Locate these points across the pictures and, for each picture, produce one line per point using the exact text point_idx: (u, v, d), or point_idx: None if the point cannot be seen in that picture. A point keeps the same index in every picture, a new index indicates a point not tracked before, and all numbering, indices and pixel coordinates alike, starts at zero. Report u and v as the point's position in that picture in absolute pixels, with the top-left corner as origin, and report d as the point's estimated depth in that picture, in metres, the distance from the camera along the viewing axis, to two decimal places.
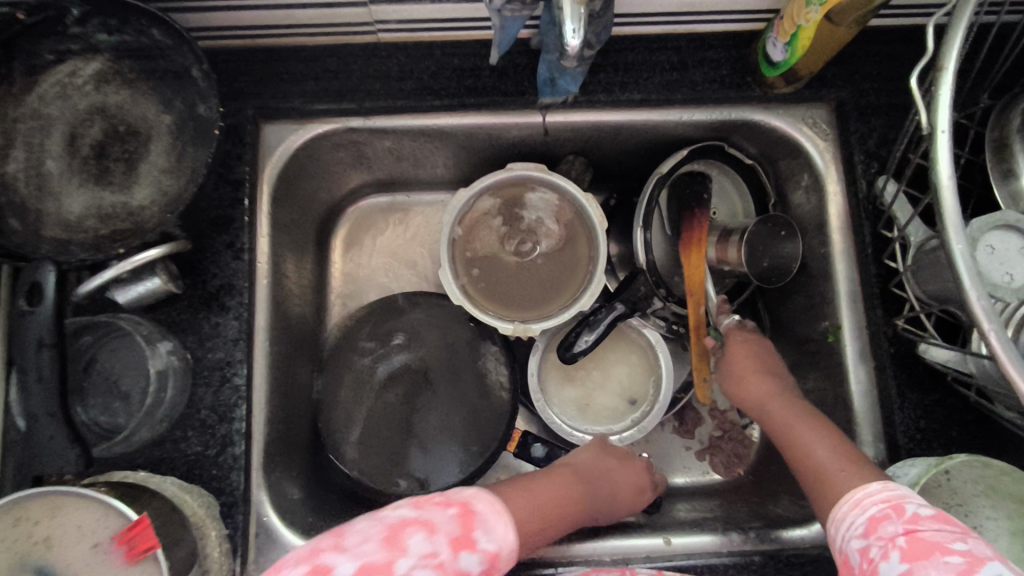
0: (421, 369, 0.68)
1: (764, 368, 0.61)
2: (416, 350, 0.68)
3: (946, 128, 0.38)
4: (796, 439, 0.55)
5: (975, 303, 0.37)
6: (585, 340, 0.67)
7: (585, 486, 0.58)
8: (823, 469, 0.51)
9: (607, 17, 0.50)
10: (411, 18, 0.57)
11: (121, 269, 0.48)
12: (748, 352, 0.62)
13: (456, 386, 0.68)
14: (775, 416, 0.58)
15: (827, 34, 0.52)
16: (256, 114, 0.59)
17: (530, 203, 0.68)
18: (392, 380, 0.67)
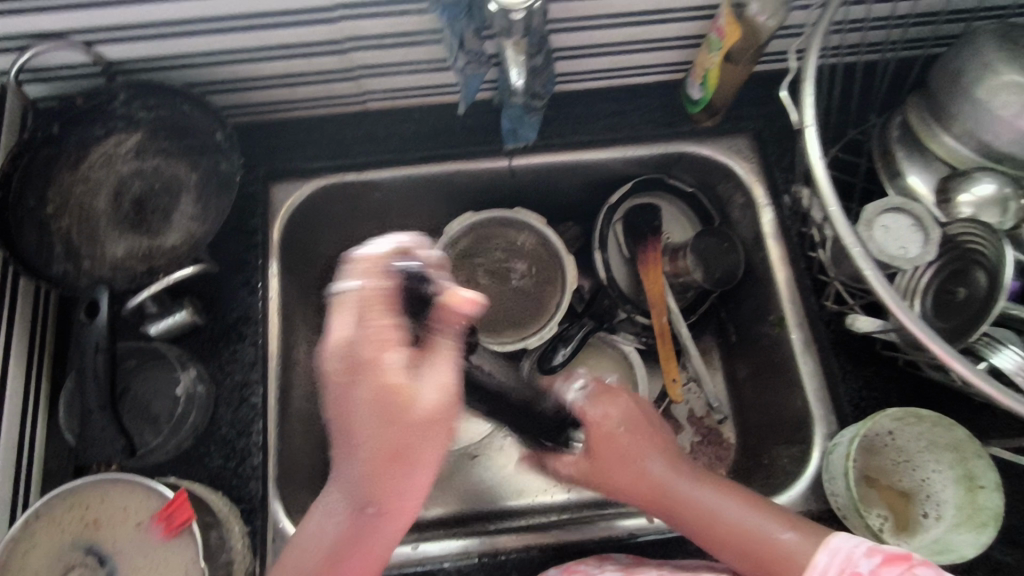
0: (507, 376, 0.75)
1: (620, 439, 0.62)
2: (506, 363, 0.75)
3: (813, 122, 0.48)
4: (695, 504, 0.56)
5: (852, 247, 0.47)
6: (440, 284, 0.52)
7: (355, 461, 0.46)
8: (742, 531, 0.54)
9: (548, 72, 0.63)
10: (392, 88, 0.69)
11: (162, 285, 0.56)
12: (603, 411, 0.63)
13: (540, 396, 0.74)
14: (633, 470, 0.60)
15: (731, 73, 0.64)
16: (266, 175, 0.70)
17: (512, 259, 0.78)
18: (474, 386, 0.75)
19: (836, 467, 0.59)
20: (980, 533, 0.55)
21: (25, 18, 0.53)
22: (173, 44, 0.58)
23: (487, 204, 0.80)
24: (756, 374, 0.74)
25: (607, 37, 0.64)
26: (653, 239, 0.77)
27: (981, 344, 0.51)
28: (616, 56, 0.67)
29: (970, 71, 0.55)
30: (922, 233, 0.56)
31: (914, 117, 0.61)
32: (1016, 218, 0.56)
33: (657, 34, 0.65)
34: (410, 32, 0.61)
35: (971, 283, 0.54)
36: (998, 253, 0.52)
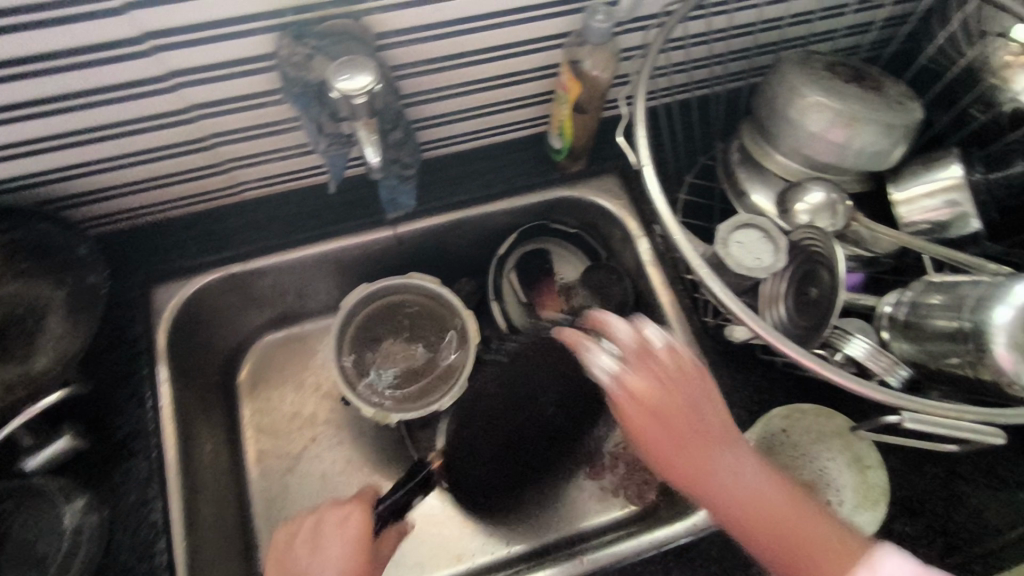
0: (546, 380, 0.71)
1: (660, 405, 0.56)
2: (537, 361, 0.72)
3: (648, 161, 0.53)
4: (723, 484, 0.53)
5: (699, 269, 0.51)
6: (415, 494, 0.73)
7: None
8: (793, 524, 0.51)
9: (413, 142, 0.68)
10: (265, 175, 0.70)
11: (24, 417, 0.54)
12: (648, 372, 0.58)
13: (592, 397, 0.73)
14: (683, 441, 0.55)
15: (583, 123, 0.69)
16: (144, 279, 0.68)
17: (413, 324, 0.80)
18: (509, 400, 0.72)
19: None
20: (874, 510, 0.59)
21: None
22: (21, 162, 0.57)
23: (381, 274, 0.81)
24: None
25: (463, 103, 0.68)
26: (547, 282, 0.80)
27: (835, 336, 0.56)
28: (477, 119, 0.71)
29: (781, 96, 0.62)
30: (772, 243, 0.61)
31: (749, 141, 0.67)
32: (845, 218, 0.62)
33: (510, 95, 0.69)
34: (270, 122, 0.62)
35: (819, 282, 0.59)
36: (832, 251, 0.58)
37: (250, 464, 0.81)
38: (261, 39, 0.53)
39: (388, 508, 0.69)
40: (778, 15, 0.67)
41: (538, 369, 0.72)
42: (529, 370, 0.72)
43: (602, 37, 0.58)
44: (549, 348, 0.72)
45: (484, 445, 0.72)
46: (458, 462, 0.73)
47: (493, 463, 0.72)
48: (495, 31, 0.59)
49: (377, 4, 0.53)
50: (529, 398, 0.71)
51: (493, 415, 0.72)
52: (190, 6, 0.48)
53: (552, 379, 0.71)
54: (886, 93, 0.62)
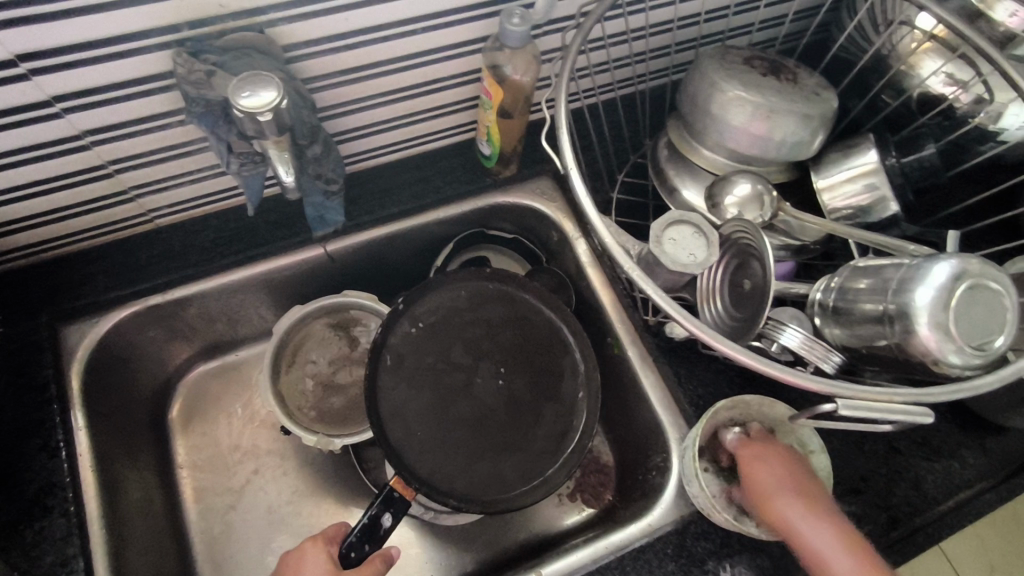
0: (446, 342, 0.68)
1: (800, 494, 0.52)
2: (423, 329, 0.68)
3: (572, 165, 0.52)
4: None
5: (631, 272, 0.50)
6: (382, 513, 0.60)
7: None
8: None
9: (332, 154, 0.63)
10: (180, 200, 0.66)
11: None
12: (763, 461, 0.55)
13: (519, 337, 0.70)
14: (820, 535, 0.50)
15: (510, 127, 0.68)
16: (51, 319, 0.63)
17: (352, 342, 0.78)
18: (418, 371, 0.66)
19: (684, 449, 0.62)
20: None
21: None
22: None
23: (315, 294, 0.78)
24: (613, 394, 0.77)
25: (384, 113, 0.66)
26: None
27: (769, 327, 0.56)
28: (402, 128, 0.69)
29: (703, 91, 0.63)
30: (704, 238, 0.61)
31: (676, 136, 0.68)
32: (772, 208, 0.63)
33: (434, 103, 0.67)
34: (176, 144, 0.58)
35: (752, 274, 0.59)
36: (762, 243, 0.57)
37: (187, 504, 0.76)
38: (155, 56, 0.49)
39: (358, 541, 0.58)
40: (694, 11, 0.67)
41: (430, 332, 0.68)
42: (426, 336, 0.68)
43: (520, 41, 0.57)
44: (434, 310, 0.68)
45: (418, 426, 0.65)
46: (410, 457, 0.63)
47: (445, 439, 0.65)
48: (410, 39, 0.57)
49: (281, 15, 0.50)
50: (438, 362, 0.67)
51: (411, 388, 0.66)
52: (68, 25, 0.45)
53: (453, 338, 0.68)
54: (802, 84, 0.64)
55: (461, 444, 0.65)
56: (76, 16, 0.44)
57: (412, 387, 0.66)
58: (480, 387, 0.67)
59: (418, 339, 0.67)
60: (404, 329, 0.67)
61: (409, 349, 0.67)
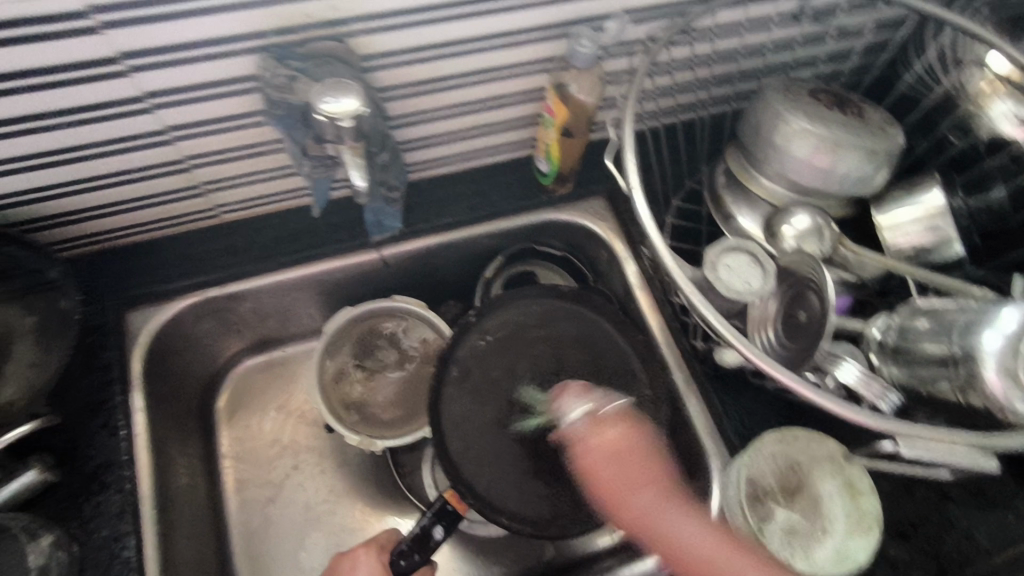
0: (513, 358, 0.68)
1: (631, 462, 0.53)
2: (491, 343, 0.69)
3: (637, 185, 0.53)
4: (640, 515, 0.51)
5: (690, 295, 0.50)
6: (435, 525, 0.65)
7: None
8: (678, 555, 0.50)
9: (398, 163, 0.67)
10: (246, 197, 0.69)
11: None
12: (612, 460, 0.53)
13: (586, 359, 0.70)
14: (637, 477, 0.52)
15: (570, 146, 0.69)
16: (118, 304, 0.66)
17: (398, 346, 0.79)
18: (483, 384, 0.67)
19: (726, 481, 0.61)
20: (867, 535, 0.57)
21: None
22: None
23: (365, 297, 0.79)
24: None
25: (446, 125, 0.67)
26: None
27: (826, 360, 0.56)
28: (463, 141, 0.71)
29: (766, 121, 0.62)
30: (760, 267, 0.62)
31: (735, 165, 0.68)
32: (832, 241, 0.63)
33: (496, 118, 0.69)
34: (251, 144, 0.61)
35: (808, 306, 0.59)
36: (820, 274, 0.58)
37: (228, 493, 0.78)
38: (242, 61, 0.52)
39: (409, 549, 0.65)
40: (759, 41, 0.68)
41: (498, 347, 0.69)
42: (496, 348, 0.69)
43: (586, 62, 0.58)
44: (503, 327, 0.69)
45: (479, 437, 0.65)
46: (469, 469, 0.64)
47: (505, 453, 0.65)
48: (479, 54, 0.59)
49: (362, 27, 0.52)
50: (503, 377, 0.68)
51: (475, 399, 0.67)
52: (168, 28, 0.47)
53: (521, 356, 0.69)
54: (868, 119, 0.63)
55: (521, 459, 0.65)
56: (175, 19, 0.47)
57: (476, 399, 0.67)
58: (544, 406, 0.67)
59: (484, 353, 0.68)
60: (473, 341, 0.68)
61: (476, 362, 0.68)
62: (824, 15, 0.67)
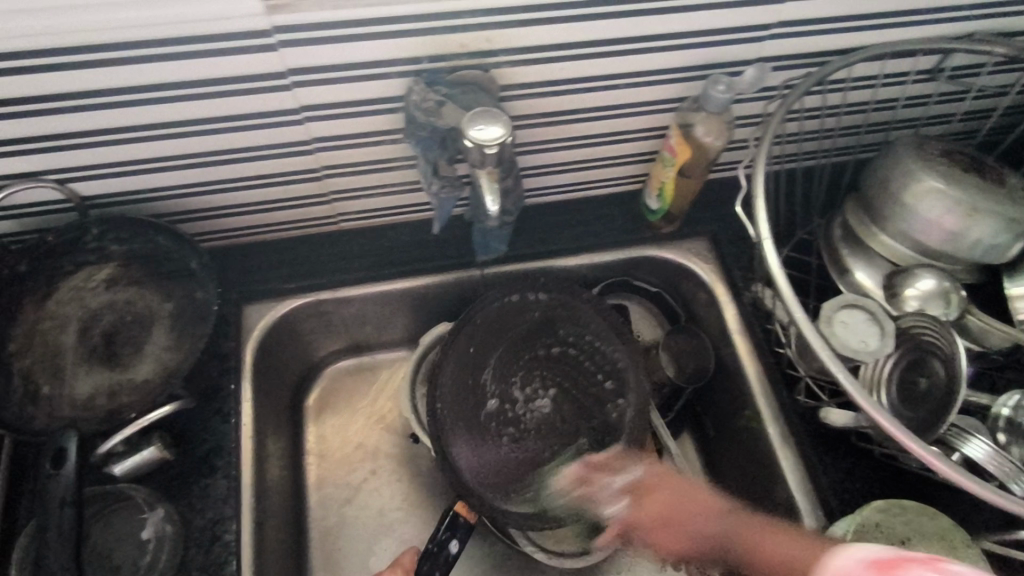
0: (498, 356, 0.69)
1: (651, 520, 0.61)
2: (476, 347, 0.69)
3: (769, 236, 0.53)
4: (705, 531, 0.60)
5: (820, 351, 0.50)
6: (450, 539, 0.67)
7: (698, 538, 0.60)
8: (760, 545, 0.52)
9: (517, 190, 0.68)
10: (366, 209, 0.72)
11: (134, 427, 0.58)
12: (649, 523, 0.61)
13: (575, 352, 0.70)
14: (661, 523, 0.61)
15: (685, 186, 0.69)
16: (239, 298, 0.70)
17: None
18: (466, 391, 0.67)
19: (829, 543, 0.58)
20: None
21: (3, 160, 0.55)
22: (147, 177, 0.60)
23: (461, 313, 0.80)
24: (742, 472, 0.73)
25: (565, 155, 0.69)
26: None
27: (952, 434, 0.54)
28: (577, 171, 0.72)
29: (896, 178, 0.60)
30: (879, 327, 0.59)
31: (853, 219, 0.66)
32: (958, 307, 0.61)
33: (614, 151, 0.70)
34: (383, 159, 0.64)
35: (931, 373, 0.57)
36: (950, 343, 0.56)
37: (309, 490, 0.79)
38: (395, 83, 0.55)
39: (432, 566, 0.66)
40: (892, 96, 0.67)
41: (485, 345, 0.69)
42: (478, 347, 0.69)
43: (719, 106, 0.58)
44: (491, 320, 0.70)
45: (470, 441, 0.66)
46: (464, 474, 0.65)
47: (501, 459, 0.65)
48: (611, 91, 0.61)
49: (509, 59, 0.55)
50: (493, 376, 0.68)
51: (457, 405, 0.66)
52: (336, 49, 0.51)
53: (507, 351, 0.69)
54: (1008, 186, 0.60)
55: (518, 464, 0.66)
56: (345, 42, 0.50)
57: (459, 405, 0.66)
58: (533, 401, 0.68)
59: (469, 355, 0.68)
60: (460, 347, 0.68)
61: (467, 362, 0.68)
62: (964, 74, 0.66)
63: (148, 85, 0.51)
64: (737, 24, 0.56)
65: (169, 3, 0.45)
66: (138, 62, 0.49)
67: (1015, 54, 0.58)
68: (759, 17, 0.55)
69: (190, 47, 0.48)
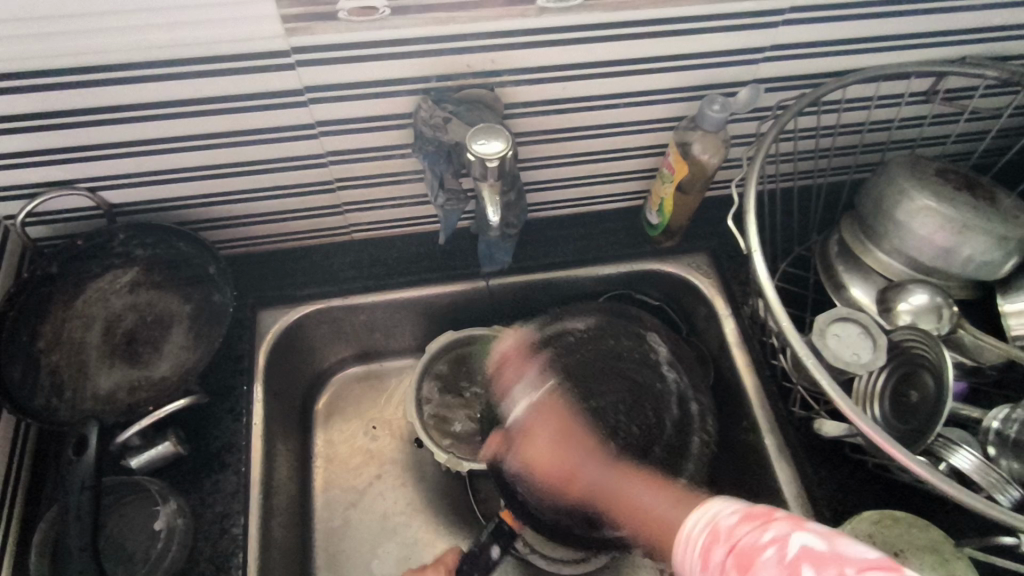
0: (594, 364, 0.71)
1: (561, 433, 0.66)
2: (571, 346, 0.71)
3: (757, 247, 0.55)
4: (598, 486, 0.64)
5: (806, 358, 0.52)
6: (492, 544, 0.67)
7: (603, 484, 0.64)
8: (642, 508, 0.61)
9: (522, 203, 0.70)
10: (377, 220, 0.75)
11: (151, 419, 0.60)
12: (540, 438, 0.65)
13: (669, 380, 0.71)
14: (568, 441, 0.65)
15: (685, 202, 0.71)
16: (255, 303, 0.73)
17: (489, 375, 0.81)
18: (557, 380, 0.69)
19: None
20: None
21: (39, 169, 0.59)
22: (172, 186, 0.64)
23: (467, 322, 0.83)
24: (739, 485, 0.73)
25: (569, 171, 0.72)
26: None
27: (939, 445, 0.55)
28: (579, 187, 0.75)
29: (888, 196, 0.62)
30: (870, 340, 0.60)
31: (849, 236, 0.67)
32: (951, 322, 0.62)
33: (615, 168, 0.73)
34: (393, 172, 0.68)
35: (921, 386, 0.58)
36: (938, 356, 0.57)
37: (316, 493, 0.81)
38: (405, 100, 0.58)
39: (470, 568, 0.66)
40: (887, 117, 0.69)
41: (582, 353, 0.71)
42: (578, 349, 0.71)
43: (715, 126, 0.61)
44: (591, 335, 0.72)
45: (541, 417, 0.66)
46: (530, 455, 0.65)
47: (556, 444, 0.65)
48: (612, 110, 0.64)
49: (513, 78, 0.58)
50: (581, 378, 0.70)
51: (543, 388, 0.68)
52: (350, 67, 0.54)
53: (603, 363, 0.71)
54: (1000, 206, 0.61)
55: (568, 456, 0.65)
56: (358, 61, 0.54)
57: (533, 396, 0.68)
58: (591, 420, 0.68)
59: (565, 351, 0.71)
60: (556, 340, 0.72)
61: (565, 363, 0.70)
62: (957, 97, 0.68)
63: (176, 100, 0.55)
64: (732, 48, 0.58)
65: (198, 25, 0.49)
66: (166, 78, 0.53)
67: (1005, 77, 0.60)
68: (752, 41, 0.58)
69: (215, 65, 0.52)
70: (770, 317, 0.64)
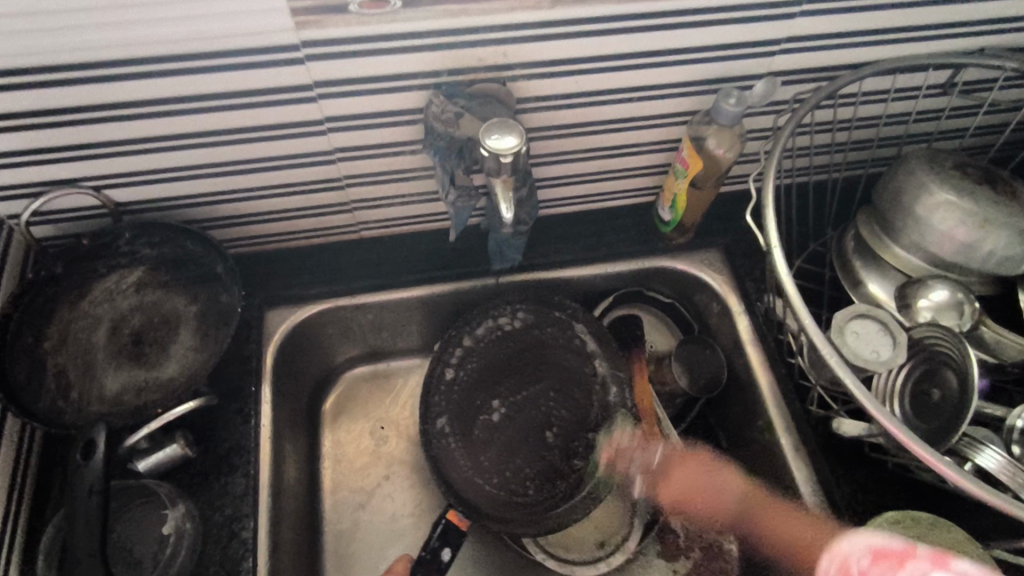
0: (499, 360, 0.73)
1: (761, 506, 0.70)
2: (468, 350, 0.73)
3: (777, 243, 0.54)
4: (778, 517, 0.68)
5: (830, 356, 0.51)
6: (442, 547, 0.72)
7: (726, 502, 0.73)
8: (788, 529, 0.66)
9: (533, 199, 0.69)
10: (386, 217, 0.74)
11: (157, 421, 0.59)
12: (676, 487, 0.74)
13: (578, 366, 0.72)
14: (694, 487, 0.74)
15: (698, 198, 0.70)
16: (263, 303, 0.72)
17: None
18: (465, 392, 0.72)
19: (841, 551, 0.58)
20: None
21: (44, 167, 0.58)
22: (178, 184, 0.63)
23: None
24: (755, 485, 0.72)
25: (580, 166, 0.71)
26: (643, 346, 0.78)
27: (963, 444, 0.55)
28: (591, 183, 0.74)
29: (908, 190, 0.61)
30: (891, 337, 0.59)
31: (866, 230, 0.66)
32: (972, 319, 0.61)
33: (627, 163, 0.71)
34: (402, 169, 0.66)
35: (943, 385, 0.57)
36: (963, 355, 0.56)
37: (324, 494, 0.81)
38: (416, 95, 0.57)
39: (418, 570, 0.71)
40: (904, 110, 0.68)
41: (488, 351, 0.73)
42: (478, 350, 0.73)
43: (731, 119, 0.59)
44: (503, 328, 0.74)
45: (460, 435, 0.70)
46: (455, 471, 0.69)
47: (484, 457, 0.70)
48: (626, 104, 0.63)
49: (525, 72, 0.57)
50: (490, 379, 0.72)
51: (453, 402, 0.71)
52: (360, 61, 0.53)
53: (507, 357, 0.73)
54: (1021, 199, 0.60)
55: (494, 463, 0.69)
56: (369, 55, 0.53)
57: (454, 410, 0.71)
58: (516, 419, 0.71)
59: (475, 350, 0.73)
60: (458, 344, 0.73)
61: (478, 364, 0.73)
62: (975, 89, 0.67)
63: (183, 96, 0.54)
64: (750, 39, 0.57)
65: (205, 18, 0.48)
66: (172, 73, 0.52)
67: None
68: (770, 32, 0.57)
69: (223, 60, 0.51)
70: (786, 314, 0.63)
